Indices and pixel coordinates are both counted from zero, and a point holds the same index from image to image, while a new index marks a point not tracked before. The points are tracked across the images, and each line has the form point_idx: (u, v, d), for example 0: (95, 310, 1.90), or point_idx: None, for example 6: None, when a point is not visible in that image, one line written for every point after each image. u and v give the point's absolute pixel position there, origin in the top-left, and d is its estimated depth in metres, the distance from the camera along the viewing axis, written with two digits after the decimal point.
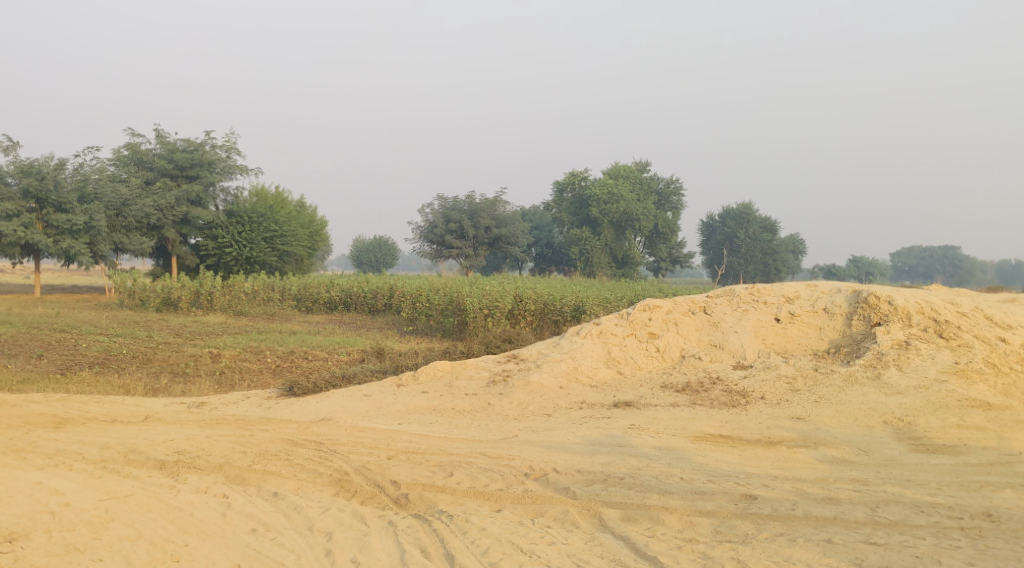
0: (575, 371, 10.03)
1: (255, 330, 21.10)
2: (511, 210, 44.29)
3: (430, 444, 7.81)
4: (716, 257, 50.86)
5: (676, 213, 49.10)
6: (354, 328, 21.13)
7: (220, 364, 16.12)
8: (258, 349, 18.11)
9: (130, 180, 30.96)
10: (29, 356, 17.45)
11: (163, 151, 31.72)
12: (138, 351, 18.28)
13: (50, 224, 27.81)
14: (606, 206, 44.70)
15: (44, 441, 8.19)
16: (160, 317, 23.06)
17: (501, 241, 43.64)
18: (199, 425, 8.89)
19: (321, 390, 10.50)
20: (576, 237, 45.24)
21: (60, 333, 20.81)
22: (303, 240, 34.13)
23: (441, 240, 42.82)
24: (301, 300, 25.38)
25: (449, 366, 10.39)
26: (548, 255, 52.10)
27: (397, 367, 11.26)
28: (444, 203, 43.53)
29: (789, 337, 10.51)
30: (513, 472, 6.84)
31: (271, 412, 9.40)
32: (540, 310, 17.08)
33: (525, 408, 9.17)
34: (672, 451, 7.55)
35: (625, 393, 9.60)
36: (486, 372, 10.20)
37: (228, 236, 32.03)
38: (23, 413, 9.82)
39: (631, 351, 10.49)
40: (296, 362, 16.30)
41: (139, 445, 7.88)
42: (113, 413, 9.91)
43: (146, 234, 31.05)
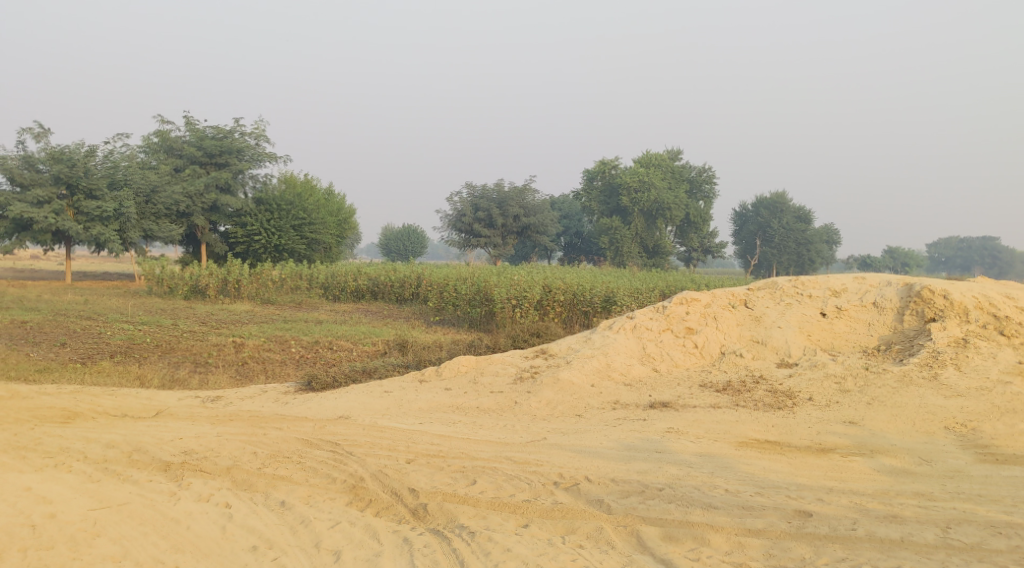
0: (607, 369, 9.43)
1: (282, 319, 20.70)
2: (541, 199, 43.59)
3: (452, 447, 7.27)
4: (748, 247, 49.92)
5: (708, 202, 48.19)
6: (380, 317, 20.72)
7: (243, 354, 15.72)
8: (283, 338, 17.70)
9: (160, 167, 30.81)
10: (52, 344, 17.18)
11: (193, 139, 31.57)
12: (163, 339, 17.94)
13: (81, 211, 27.75)
14: (637, 195, 43.87)
15: (48, 437, 7.76)
16: (187, 305, 22.78)
17: (530, 229, 43.03)
18: (211, 422, 8.40)
19: (340, 385, 10.01)
20: (606, 225, 44.52)
21: (87, 321, 20.59)
22: (331, 228, 33.81)
23: (469, 228, 42.40)
24: (328, 288, 24.97)
25: (473, 361, 9.84)
26: (578, 244, 51.58)
27: (420, 360, 10.74)
28: (472, 192, 43.01)
29: (836, 333, 9.82)
30: (541, 481, 6.28)
31: (286, 408, 8.91)
32: (569, 301, 16.48)
33: (554, 408, 8.60)
34: (715, 458, 6.95)
35: (662, 392, 9.00)
36: (513, 368, 9.65)
37: (257, 224, 31.75)
38: (33, 407, 9.42)
39: (668, 347, 9.88)
40: (321, 352, 15.86)
41: (145, 444, 7.42)
42: (125, 407, 9.47)
43: (176, 222, 30.84)
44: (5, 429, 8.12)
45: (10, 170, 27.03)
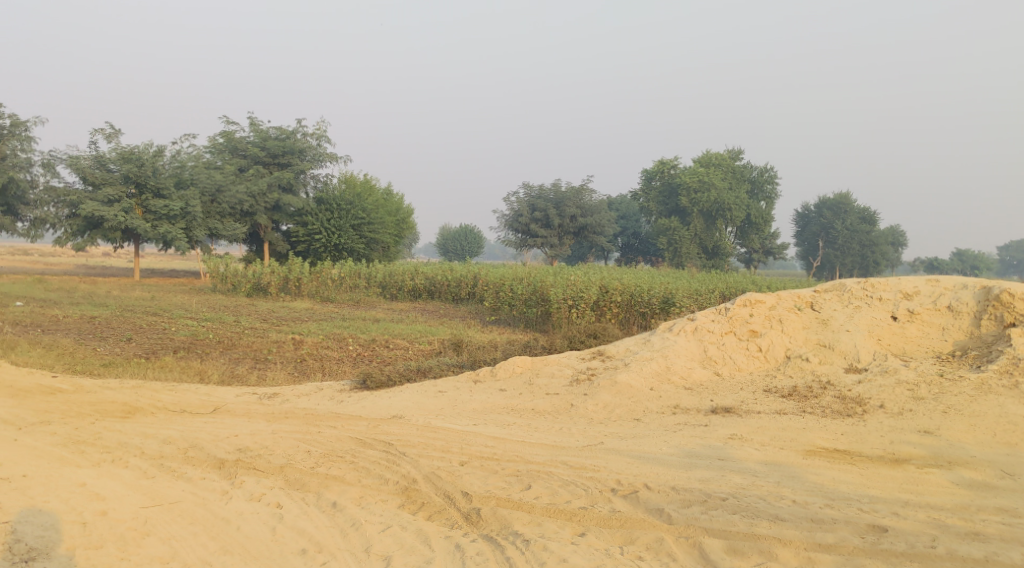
0: (667, 372, 9.15)
1: (340, 317, 20.82)
2: (598, 199, 43.22)
3: (507, 449, 7.11)
4: (811, 249, 48.76)
5: (769, 203, 47.22)
6: (436, 316, 20.73)
7: (301, 352, 15.81)
8: (341, 336, 17.78)
9: (225, 167, 31.44)
10: (119, 339, 17.57)
11: (257, 139, 32.13)
12: (224, 336, 18.21)
13: (149, 209, 28.35)
14: (696, 195, 43.21)
15: (108, 432, 7.83)
16: (249, 302, 23.12)
17: (588, 230, 42.65)
18: (266, 419, 8.39)
19: (394, 384, 9.93)
20: (664, 226, 43.97)
21: (152, 317, 21.01)
22: (389, 228, 34.02)
23: (526, 228, 42.29)
24: (386, 287, 25.08)
25: (529, 362, 9.65)
26: (635, 245, 51.26)
27: (475, 361, 10.61)
28: (529, 192, 42.92)
29: (908, 338, 9.36)
30: (599, 487, 6.07)
31: (341, 407, 8.85)
32: (626, 302, 16.19)
33: (612, 412, 8.38)
34: (781, 467, 6.65)
35: (724, 397, 8.69)
36: (570, 370, 9.43)
37: (318, 223, 32.15)
38: (95, 402, 9.56)
39: (730, 350, 9.55)
40: (377, 351, 15.87)
41: (201, 440, 7.41)
42: (184, 403, 9.53)
43: (240, 220, 31.43)
44: (67, 424, 8.22)
45: (82, 170, 27.83)
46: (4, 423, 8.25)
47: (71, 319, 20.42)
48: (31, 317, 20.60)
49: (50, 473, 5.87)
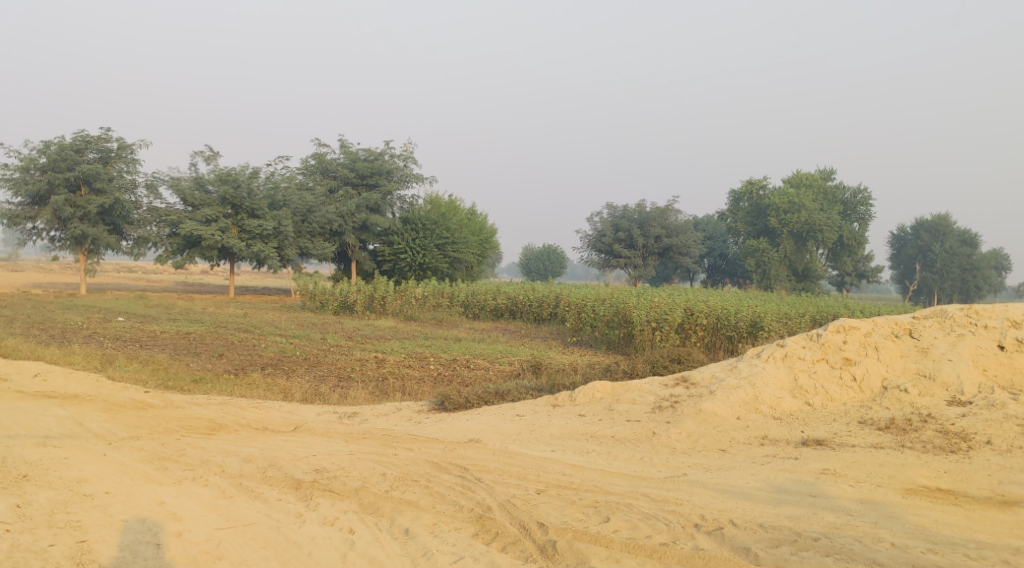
0: (754, 401, 8.76)
1: (422, 336, 20.95)
2: (684, 219, 42.52)
3: (586, 478, 6.89)
4: (908, 272, 46.82)
5: (863, 225, 45.63)
6: (518, 336, 20.64)
7: (384, 370, 15.91)
8: (423, 355, 17.84)
9: (316, 188, 32.25)
10: (211, 355, 18.08)
11: (346, 161, 32.87)
12: (310, 353, 18.53)
13: (244, 229, 29.20)
14: (786, 216, 42.04)
15: (191, 448, 7.96)
16: (336, 320, 23.53)
17: (673, 250, 41.93)
18: (344, 439, 8.38)
19: (472, 406, 9.83)
20: (752, 247, 42.94)
21: (243, 333, 21.59)
22: (473, 247, 34.22)
23: (609, 249, 41.95)
24: (469, 306, 25.14)
25: (610, 387, 9.40)
26: (722, 267, 50.40)
27: (554, 385, 10.42)
28: (613, 212, 42.62)
29: (1017, 369, 8.72)
30: (681, 522, 5.80)
31: (418, 428, 8.79)
32: (712, 325, 15.72)
33: (696, 442, 8.05)
34: (878, 506, 6.23)
35: (815, 429, 8.25)
36: (652, 396, 9.13)
37: (403, 243, 32.57)
38: (182, 417, 9.77)
39: (822, 379, 9.07)
40: (458, 370, 15.83)
41: (280, 460, 7.45)
42: (266, 420, 9.65)
43: (329, 240, 32.13)
44: (153, 440, 8.40)
45: (183, 191, 29.00)
46: (96, 437, 8.48)
47: (167, 335, 21.17)
48: (131, 332, 21.45)
49: (131, 489, 5.97)
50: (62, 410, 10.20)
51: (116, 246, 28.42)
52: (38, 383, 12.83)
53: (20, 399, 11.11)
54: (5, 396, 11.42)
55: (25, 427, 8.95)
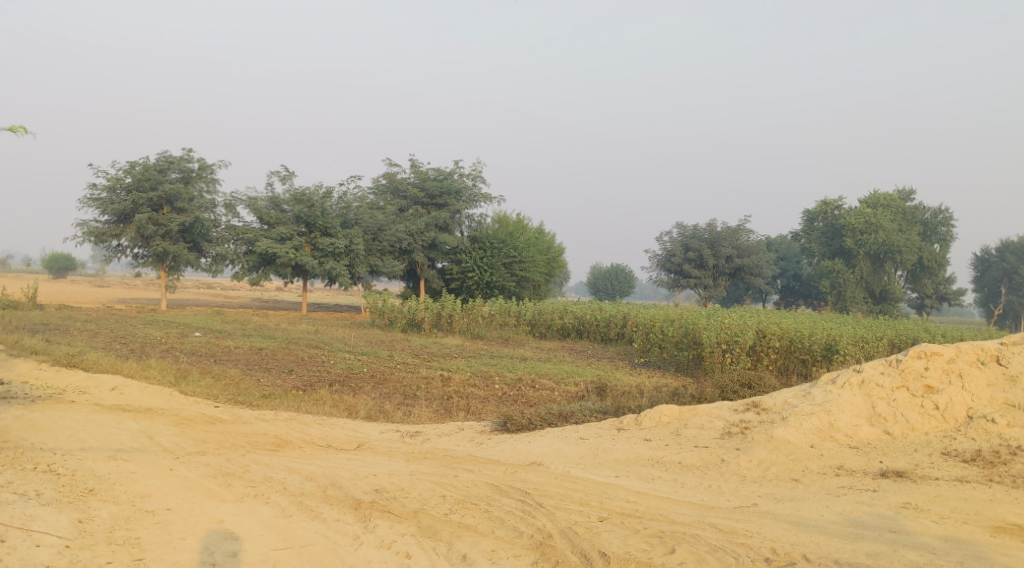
0: (829, 429, 8.37)
1: (488, 354, 20.91)
2: (756, 239, 41.65)
3: (650, 507, 6.67)
4: (993, 295, 44.87)
5: (944, 246, 43.98)
6: (584, 356, 20.41)
7: (449, 389, 15.87)
8: (488, 374, 17.75)
9: (386, 207, 32.70)
10: (281, 371, 18.35)
11: (416, 181, 33.25)
12: (377, 370, 18.65)
13: (317, 247, 29.68)
14: (863, 236, 40.81)
15: (255, 465, 8.01)
16: (403, 337, 23.69)
17: (744, 271, 41.08)
18: (406, 459, 8.32)
19: (535, 428, 9.67)
20: (827, 268, 41.78)
21: (313, 349, 21.89)
22: (540, 266, 34.15)
23: (679, 269, 41.37)
24: (535, 325, 25.02)
25: (677, 411, 9.13)
26: (796, 288, 49.18)
27: (620, 408, 10.18)
28: (683, 231, 42.07)
29: None
30: (750, 557, 5.55)
31: (480, 449, 8.67)
32: (785, 348, 15.23)
33: (767, 470, 7.74)
34: (964, 545, 5.85)
35: (895, 460, 7.82)
36: (721, 422, 8.83)
37: (471, 261, 32.68)
38: (248, 433, 9.87)
39: (902, 406, 8.61)
40: (523, 390, 15.68)
41: (341, 478, 7.42)
42: (330, 438, 9.66)
43: (398, 258, 32.48)
44: (219, 455, 8.49)
45: (259, 210, 29.74)
46: (165, 451, 8.61)
47: (241, 350, 21.61)
48: (206, 347, 21.97)
49: (192, 506, 6.02)
50: (135, 424, 10.42)
51: (195, 263, 29.18)
52: (115, 396, 13.18)
53: (97, 412, 11.41)
54: (82, 408, 11.74)
55: (98, 440, 9.15)
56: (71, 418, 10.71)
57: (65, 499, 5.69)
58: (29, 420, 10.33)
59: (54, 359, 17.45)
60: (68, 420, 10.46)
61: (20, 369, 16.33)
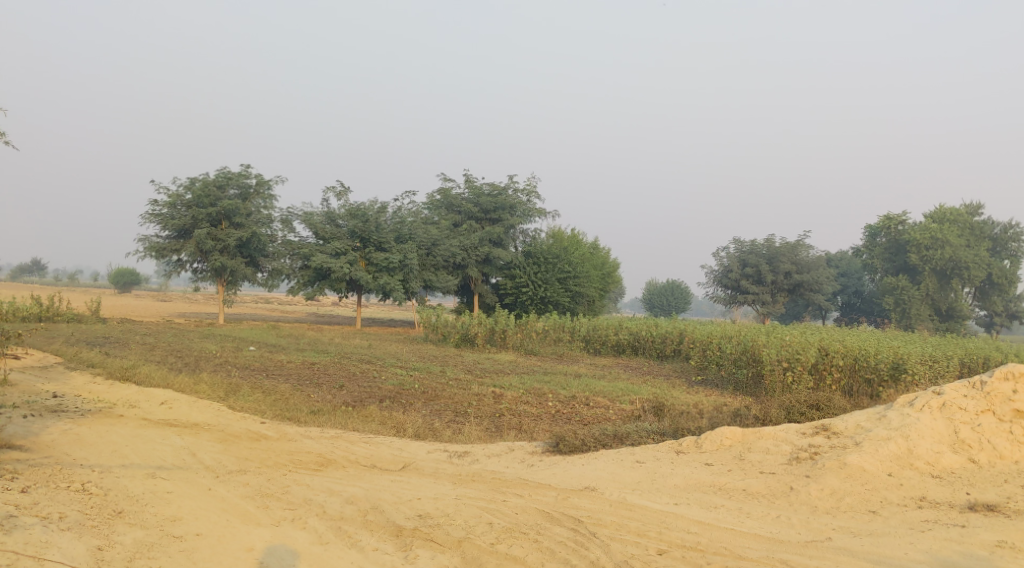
0: (908, 456, 7.70)
1: (542, 371, 20.45)
2: (816, 255, 40.43)
3: (715, 541, 6.19)
4: None
5: (1015, 262, 42.12)
6: (640, 373, 19.85)
7: (501, 406, 15.43)
8: (541, 392, 17.26)
9: (440, 222, 32.64)
10: (332, 386, 18.16)
11: (471, 196, 33.06)
12: (428, 386, 18.35)
13: (371, 262, 29.61)
14: (928, 252, 39.26)
15: (296, 485, 7.71)
16: (457, 352, 23.40)
17: (804, 287, 39.88)
18: (453, 481, 7.93)
19: (588, 449, 9.19)
20: (891, 285, 40.32)
21: (365, 364, 21.70)
22: (594, 282, 33.55)
23: (736, 285, 40.45)
24: (589, 342, 24.46)
25: (740, 434, 8.56)
26: (858, 304, 47.71)
27: (677, 429, 9.63)
28: (740, 246, 41.10)
29: None
30: None
31: (530, 472, 8.22)
32: (849, 366, 14.43)
33: (841, 502, 7.15)
34: None
35: (984, 491, 7.15)
36: (788, 446, 8.23)
37: (525, 276, 32.28)
38: (292, 451, 9.59)
39: (990, 430, 7.86)
40: (577, 409, 15.15)
41: (384, 502, 7.07)
42: (375, 457, 9.32)
43: (451, 273, 32.27)
44: (261, 475, 8.21)
45: (315, 225, 29.85)
46: (205, 470, 8.36)
47: (293, 365, 21.54)
48: (260, 362, 21.96)
49: (221, 531, 5.74)
50: (179, 440, 10.23)
51: (252, 278, 29.36)
52: (163, 411, 13.08)
53: (144, 427, 11.27)
54: (130, 424, 11.61)
55: (141, 456, 8.96)
56: (118, 433, 10.57)
57: (89, 523, 5.50)
58: (75, 435, 10.21)
59: (109, 373, 17.54)
60: (114, 435, 10.33)
61: (74, 383, 16.40)
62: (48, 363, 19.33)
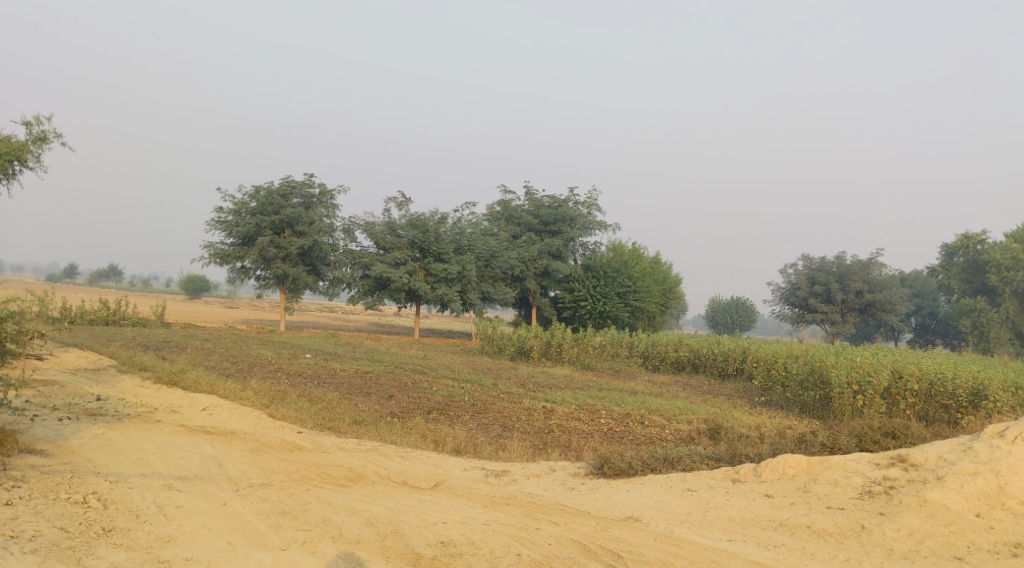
0: (999, 494, 6.78)
1: (597, 386, 19.62)
2: (889, 274, 38.73)
3: None
4: None
5: None
6: (700, 392, 18.93)
7: (550, 422, 14.73)
8: (595, 408, 16.49)
9: (500, 234, 32.17)
10: (381, 396, 17.75)
11: (531, 208, 32.53)
12: (478, 398, 17.78)
13: (430, 272, 29.17)
14: (1009, 273, 37.21)
15: (318, 501, 7.22)
16: (511, 365, 22.76)
17: (875, 307, 38.19)
18: (486, 503, 7.30)
19: (635, 474, 8.47)
20: (969, 306, 38.30)
21: (417, 375, 21.22)
22: (655, 297, 32.68)
23: (804, 303, 38.94)
24: (648, 358, 23.64)
25: (805, 462, 7.71)
26: (932, 326, 45.69)
27: (735, 455, 8.79)
28: (809, 264, 39.66)
29: None
30: None
31: (569, 497, 7.52)
32: (925, 391, 13.27)
33: (921, 547, 6.33)
34: None
35: None
36: (858, 478, 7.38)
37: (584, 290, 31.49)
38: (322, 464, 9.08)
39: None
40: (631, 427, 14.37)
41: (407, 523, 6.51)
42: (409, 473, 8.77)
43: (509, 285, 31.71)
44: (285, 488, 7.74)
45: (376, 235, 29.77)
46: (228, 482, 7.91)
47: (346, 373, 21.20)
48: (312, 369, 21.69)
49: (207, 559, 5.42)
50: (210, 448, 9.82)
51: (313, 286, 29.31)
52: (203, 418, 12.73)
53: (178, 434, 10.92)
54: (166, 430, 11.27)
55: (164, 465, 8.53)
56: (148, 439, 10.19)
57: (66, 543, 5.29)
58: (105, 440, 9.87)
59: (157, 376, 17.41)
60: (145, 441, 9.97)
61: (123, 387, 16.27)
62: (102, 365, 19.33)
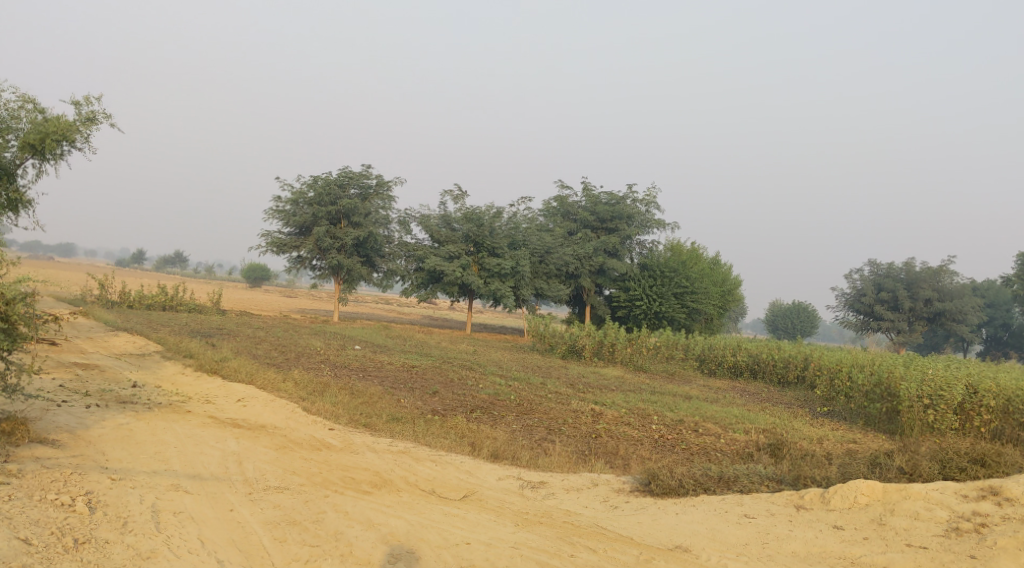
0: None
1: (650, 390, 18.67)
2: (960, 282, 36.86)
3: None
4: None
5: None
6: (758, 400, 17.89)
7: (598, 426, 13.93)
8: (647, 413, 15.63)
9: (555, 230, 31.35)
10: (425, 391, 17.16)
11: (588, 204, 31.62)
12: (524, 398, 17.06)
13: (484, 267, 28.53)
14: None
15: (333, 510, 6.62)
16: (561, 364, 21.96)
17: (944, 317, 36.38)
18: (518, 521, 6.59)
19: (686, 493, 7.67)
20: None
21: (465, 371, 20.61)
22: (713, 299, 31.55)
23: (869, 310, 37.15)
24: (704, 361, 22.60)
25: (881, 490, 6.77)
26: (1004, 338, 43.59)
27: (799, 476, 7.89)
28: (875, 269, 37.85)
29: None
30: None
31: (611, 518, 6.76)
32: (1002, 409, 12.02)
33: None
34: None
35: None
36: (944, 513, 6.43)
37: (639, 289, 30.49)
38: (347, 467, 8.48)
39: None
40: (684, 436, 13.50)
41: (425, 543, 5.88)
42: (439, 480, 8.11)
43: (563, 282, 30.86)
44: (302, 493, 7.16)
45: (431, 228, 29.26)
46: (243, 483, 7.36)
47: (392, 367, 20.69)
48: (359, 362, 21.23)
49: None
50: (234, 444, 9.30)
51: (367, 278, 28.94)
52: (236, 410, 12.29)
53: (205, 426, 10.45)
54: (194, 421, 10.82)
55: (181, 461, 8.01)
56: (173, 431, 9.73)
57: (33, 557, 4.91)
58: (128, 430, 9.42)
59: (199, 363, 17.10)
60: (168, 434, 9.51)
61: (164, 374, 15.97)
62: (148, 351, 19.11)
